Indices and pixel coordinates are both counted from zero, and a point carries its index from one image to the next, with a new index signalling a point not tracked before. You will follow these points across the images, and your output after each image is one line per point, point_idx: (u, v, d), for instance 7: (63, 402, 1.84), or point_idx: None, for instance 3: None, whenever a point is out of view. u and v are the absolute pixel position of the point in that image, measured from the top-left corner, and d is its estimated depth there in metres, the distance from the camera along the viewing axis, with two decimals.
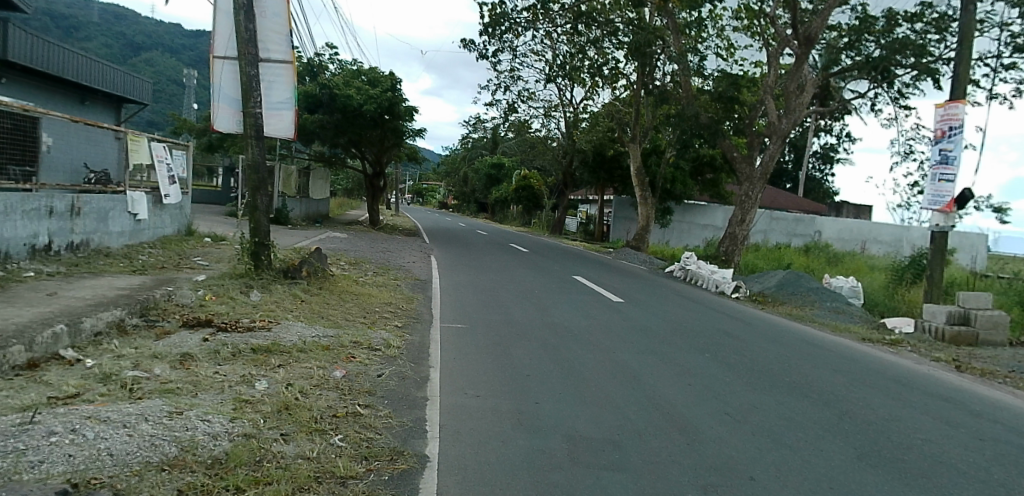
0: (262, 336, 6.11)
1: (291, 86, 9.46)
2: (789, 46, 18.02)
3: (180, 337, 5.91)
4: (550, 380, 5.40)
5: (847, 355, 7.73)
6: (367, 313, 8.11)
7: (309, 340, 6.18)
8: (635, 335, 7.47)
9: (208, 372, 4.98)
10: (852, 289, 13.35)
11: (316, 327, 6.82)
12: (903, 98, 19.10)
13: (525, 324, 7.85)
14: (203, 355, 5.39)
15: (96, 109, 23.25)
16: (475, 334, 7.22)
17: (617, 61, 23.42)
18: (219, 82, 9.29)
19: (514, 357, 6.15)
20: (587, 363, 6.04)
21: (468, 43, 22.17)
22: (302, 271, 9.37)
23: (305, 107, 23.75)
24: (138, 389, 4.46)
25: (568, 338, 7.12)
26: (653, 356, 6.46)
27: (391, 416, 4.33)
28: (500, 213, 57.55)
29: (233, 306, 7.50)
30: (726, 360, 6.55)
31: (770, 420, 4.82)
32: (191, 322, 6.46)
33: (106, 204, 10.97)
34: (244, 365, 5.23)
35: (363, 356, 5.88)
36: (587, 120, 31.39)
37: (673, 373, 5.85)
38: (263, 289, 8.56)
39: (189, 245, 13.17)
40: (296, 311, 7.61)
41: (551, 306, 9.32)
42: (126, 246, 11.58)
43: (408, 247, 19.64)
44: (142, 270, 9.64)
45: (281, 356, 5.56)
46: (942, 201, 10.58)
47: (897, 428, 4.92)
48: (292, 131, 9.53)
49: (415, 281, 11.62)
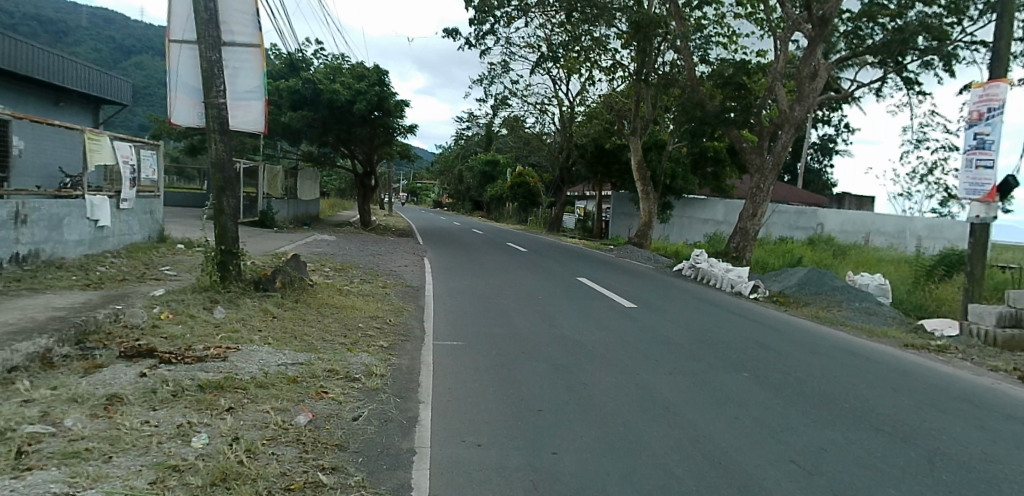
0: (214, 367, 5.03)
1: (260, 73, 8.38)
2: (800, 29, 16.99)
3: (113, 371, 4.80)
4: (569, 421, 4.42)
5: (895, 367, 6.86)
6: (349, 331, 7.02)
7: (273, 371, 5.10)
8: (658, 351, 6.57)
9: (134, 423, 3.91)
10: (880, 287, 12.39)
11: (284, 352, 5.76)
12: (914, 85, 18.21)
13: (531, 340, 6.92)
14: (135, 397, 4.32)
15: (72, 110, 21.98)
16: (475, 355, 6.25)
17: (616, 51, 22.35)
18: (176, 68, 8.18)
19: (522, 386, 5.19)
20: (610, 392, 5.09)
21: (451, 31, 21.15)
22: (275, 282, 8.31)
23: (290, 104, 22.64)
24: (31, 455, 3.36)
25: (581, 356, 6.20)
26: (684, 379, 5.54)
27: (363, 486, 3.27)
28: (496, 211, 56.58)
29: (191, 328, 6.44)
30: (768, 382, 5.66)
31: (850, 471, 3.83)
32: (130, 351, 5.30)
33: (59, 211, 9.85)
34: (184, 410, 4.17)
35: (338, 390, 4.81)
36: (584, 113, 30.38)
37: (711, 404, 4.94)
38: (230, 304, 7.51)
39: (159, 253, 12.08)
40: (264, 332, 6.53)
41: (559, 316, 8.40)
42: (84, 256, 10.48)
43: (400, 249, 18.55)
44: (96, 285, 8.54)
45: (234, 394, 4.51)
46: (982, 190, 9.57)
47: (1007, 474, 3.92)
48: (262, 123, 8.43)
49: (405, 289, 10.59)
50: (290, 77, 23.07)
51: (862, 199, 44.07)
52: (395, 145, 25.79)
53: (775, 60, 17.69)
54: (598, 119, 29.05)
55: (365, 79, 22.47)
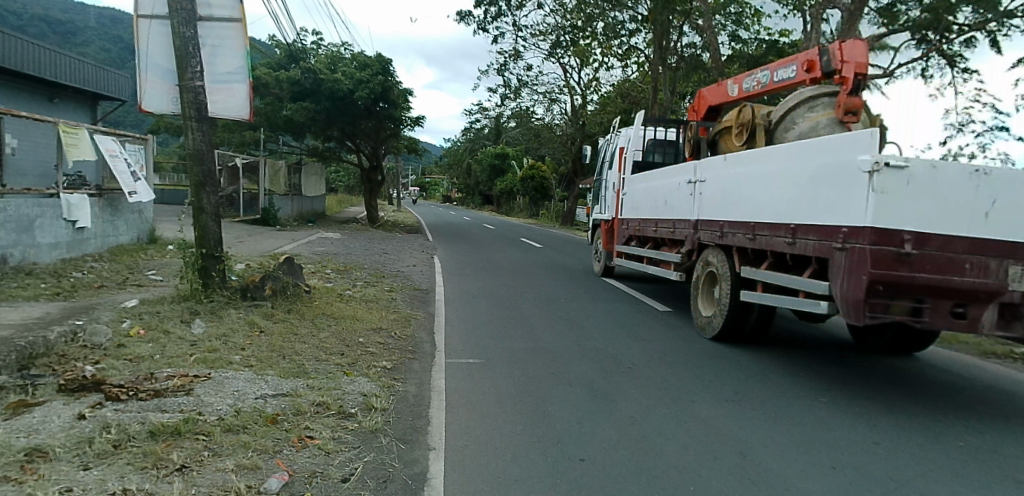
0: (175, 405, 4.03)
1: (242, 51, 7.37)
2: (834, 4, 15.73)
3: (42, 413, 3.80)
4: (620, 474, 3.47)
5: (985, 383, 5.78)
6: (348, 348, 6.03)
7: (248, 409, 4.10)
8: (711, 369, 5.63)
9: (49, 492, 2.89)
10: None
11: (267, 379, 4.79)
12: (960, 63, 16.83)
13: (560, 355, 6.00)
14: (65, 451, 3.32)
15: (70, 107, 21.16)
16: (495, 376, 5.31)
17: (632, 35, 21.16)
18: (146, 48, 7.20)
19: (555, 421, 4.26)
20: (665, 431, 4.13)
21: (463, 13, 20.29)
22: (265, 289, 7.33)
23: (291, 96, 21.65)
24: None
25: (622, 379, 5.25)
26: (753, 411, 4.59)
27: None
28: (506, 204, 55.59)
29: (163, 347, 5.47)
30: (853, 411, 4.68)
31: None
32: (71, 384, 4.30)
33: (29, 211, 8.90)
34: (124, 468, 3.17)
35: (326, 435, 3.82)
36: (597, 101, 29.16)
37: (795, 447, 3.95)
38: (212, 316, 6.56)
39: (147, 255, 11.18)
40: (247, 351, 5.54)
41: (588, 324, 7.45)
42: (61, 260, 9.58)
43: (410, 247, 17.59)
44: (68, 294, 7.61)
45: (193, 445, 3.51)
46: None
47: None
48: (247, 109, 7.44)
49: (414, 293, 9.60)
50: (290, 67, 22.01)
51: None
52: (403, 139, 24.81)
53: (806, 39, 16.42)
54: (612, 107, 27.86)
55: (369, 68, 21.39)
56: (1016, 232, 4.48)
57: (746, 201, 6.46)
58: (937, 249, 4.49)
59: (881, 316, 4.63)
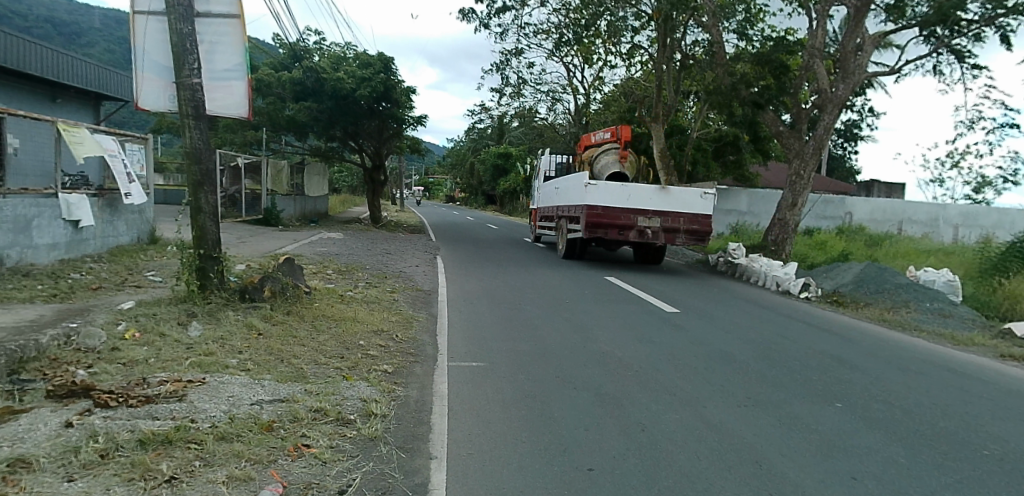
0: (167, 411, 3.89)
1: (240, 47, 7.23)
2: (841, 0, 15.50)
3: (27, 421, 3.65)
4: (631, 482, 3.33)
5: (1002, 386, 5.60)
6: (348, 351, 5.87)
7: (242, 415, 3.95)
8: (721, 372, 5.50)
9: None
10: (949, 284, 11.00)
11: (264, 384, 4.64)
12: (969, 59, 16.58)
13: (566, 358, 5.86)
14: (50, 461, 3.16)
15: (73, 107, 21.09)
16: (499, 380, 5.17)
17: (636, 33, 20.95)
18: (143, 45, 7.06)
19: (563, 426, 4.12)
20: (677, 437, 3.99)
21: (465, 12, 20.11)
22: (263, 291, 7.18)
23: (293, 95, 21.53)
24: None
25: (631, 382, 5.12)
26: (767, 415, 4.45)
27: None
28: (508, 205, 55.47)
29: (158, 350, 5.33)
30: (869, 416, 4.53)
31: None
32: (60, 390, 4.16)
33: (26, 212, 8.78)
34: (111, 479, 3.02)
35: (323, 443, 3.67)
36: (601, 99, 28.96)
37: (812, 453, 3.81)
38: (209, 318, 6.43)
39: (146, 256, 11.06)
40: (245, 354, 5.41)
41: (594, 325, 7.32)
42: (59, 261, 9.46)
43: (413, 248, 17.44)
44: (64, 295, 7.47)
45: (183, 454, 3.35)
46: None
47: None
48: (246, 106, 7.30)
49: (416, 294, 9.46)
50: (292, 67, 21.90)
51: (891, 187, 41.71)
52: (405, 138, 24.67)
53: (812, 36, 16.20)
54: (616, 106, 27.65)
55: (371, 67, 21.24)
56: (638, 205, 13.78)
57: (575, 198, 14.79)
58: (609, 212, 13.73)
59: (596, 234, 13.64)
